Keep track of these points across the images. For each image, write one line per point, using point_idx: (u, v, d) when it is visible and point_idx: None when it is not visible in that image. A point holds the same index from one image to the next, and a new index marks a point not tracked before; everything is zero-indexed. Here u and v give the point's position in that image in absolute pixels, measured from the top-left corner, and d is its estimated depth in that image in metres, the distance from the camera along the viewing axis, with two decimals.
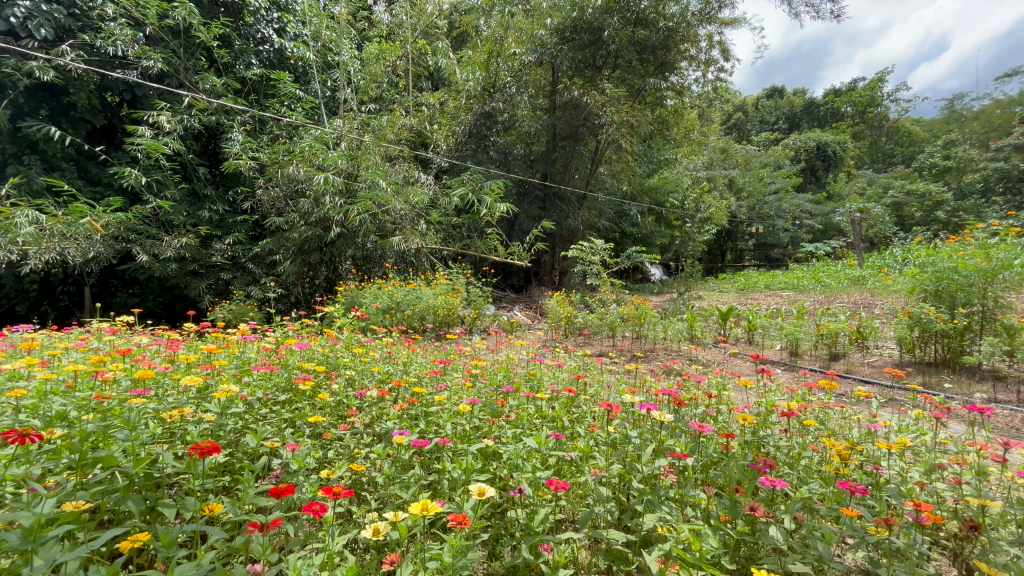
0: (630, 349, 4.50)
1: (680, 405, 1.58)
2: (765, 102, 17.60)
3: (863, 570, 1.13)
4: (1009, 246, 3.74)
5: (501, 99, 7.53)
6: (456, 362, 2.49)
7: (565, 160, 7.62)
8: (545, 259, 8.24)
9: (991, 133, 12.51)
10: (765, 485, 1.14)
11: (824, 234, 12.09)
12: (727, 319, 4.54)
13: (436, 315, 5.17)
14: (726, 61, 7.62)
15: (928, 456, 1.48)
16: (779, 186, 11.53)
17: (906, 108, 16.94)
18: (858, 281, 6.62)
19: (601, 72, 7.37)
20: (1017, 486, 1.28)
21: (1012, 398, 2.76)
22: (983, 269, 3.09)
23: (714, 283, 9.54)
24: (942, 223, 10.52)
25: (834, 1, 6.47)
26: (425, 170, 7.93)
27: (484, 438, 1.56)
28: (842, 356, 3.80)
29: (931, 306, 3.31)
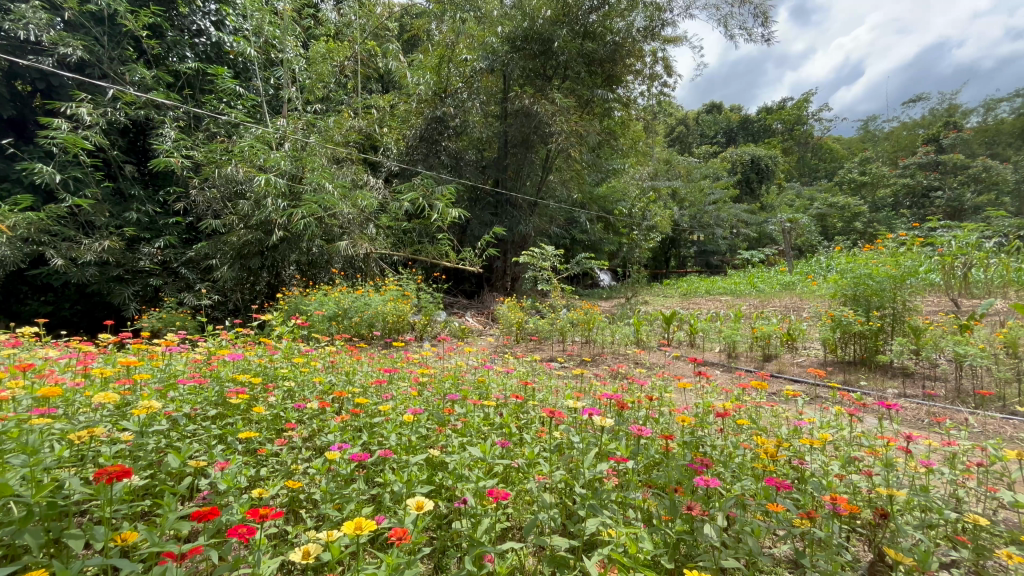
0: (579, 353, 4.59)
1: (621, 408, 1.63)
2: (704, 116, 18.46)
3: (790, 561, 1.19)
4: (914, 256, 4.14)
5: (453, 105, 7.42)
6: (403, 370, 2.44)
7: (516, 167, 7.66)
8: (497, 265, 8.28)
9: (899, 152, 13.81)
10: (700, 484, 1.18)
11: (759, 242, 12.90)
12: (671, 323, 4.72)
13: (385, 322, 5.04)
14: (669, 76, 7.98)
15: (846, 450, 1.59)
16: (718, 197, 12.16)
17: (828, 127, 18.39)
18: (788, 286, 7.09)
19: (550, 82, 7.52)
20: (920, 474, 1.41)
21: (918, 393, 3.04)
22: (894, 275, 3.41)
23: (659, 288, 9.91)
24: (859, 234, 11.49)
25: (765, 26, 6.94)
26: (373, 174, 7.74)
27: (429, 448, 1.53)
28: (774, 356, 4.05)
29: (850, 309, 3.59)
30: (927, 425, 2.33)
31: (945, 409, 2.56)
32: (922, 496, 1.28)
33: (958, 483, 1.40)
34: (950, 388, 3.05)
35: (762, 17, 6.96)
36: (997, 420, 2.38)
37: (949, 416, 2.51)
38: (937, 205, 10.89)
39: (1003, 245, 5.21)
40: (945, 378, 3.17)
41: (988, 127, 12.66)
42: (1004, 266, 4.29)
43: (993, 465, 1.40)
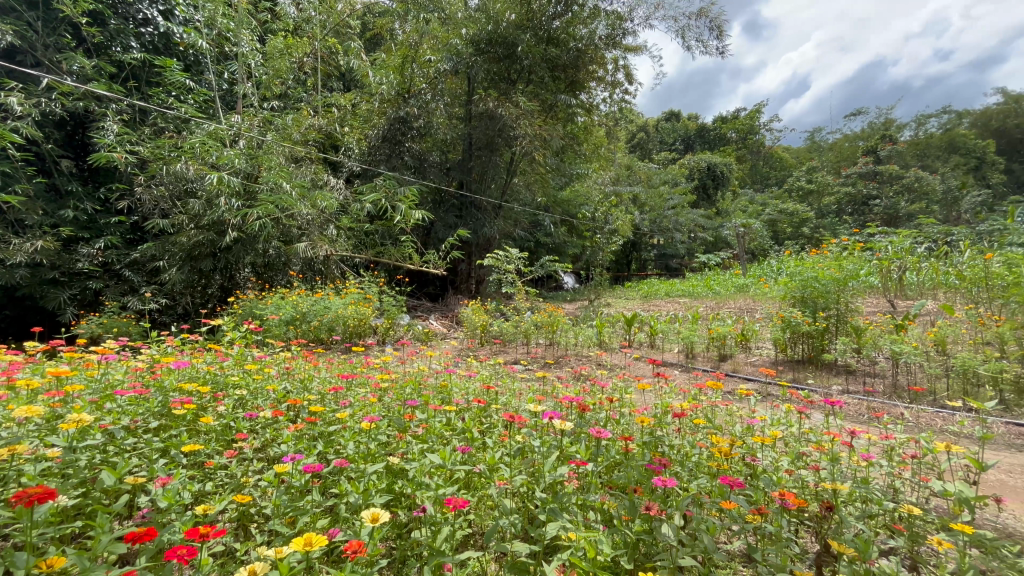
0: (543, 356, 4.62)
1: (583, 410, 1.64)
2: (664, 124, 18.95)
3: (744, 557, 1.23)
4: (854, 260, 4.41)
5: (417, 105, 7.23)
6: (362, 376, 2.37)
7: (481, 169, 7.62)
8: (462, 268, 8.23)
9: (842, 162, 14.67)
10: (657, 485, 1.20)
11: (715, 246, 13.37)
12: (632, 325, 4.81)
13: (345, 326, 4.90)
14: (630, 84, 8.18)
15: (795, 446, 1.66)
16: (676, 202, 12.55)
17: (778, 137, 19.35)
18: (742, 289, 7.38)
19: (514, 85, 7.55)
20: (863, 467, 1.49)
21: (860, 389, 3.22)
22: (837, 278, 3.61)
23: (621, 290, 10.13)
24: (807, 239, 12.12)
25: (719, 39, 7.23)
26: (334, 174, 7.53)
27: (388, 456, 1.50)
28: (729, 356, 4.20)
29: (799, 310, 3.78)
30: (868, 420, 2.47)
31: (883, 404, 2.72)
32: (864, 488, 1.35)
33: (896, 474, 1.50)
34: (889, 384, 3.24)
35: (717, 30, 7.24)
36: (930, 413, 2.55)
37: (888, 410, 2.67)
38: (876, 212, 11.65)
39: (933, 250, 5.62)
40: (883, 375, 3.39)
41: (919, 141, 13.64)
42: (933, 270, 4.63)
43: (927, 456, 1.49)
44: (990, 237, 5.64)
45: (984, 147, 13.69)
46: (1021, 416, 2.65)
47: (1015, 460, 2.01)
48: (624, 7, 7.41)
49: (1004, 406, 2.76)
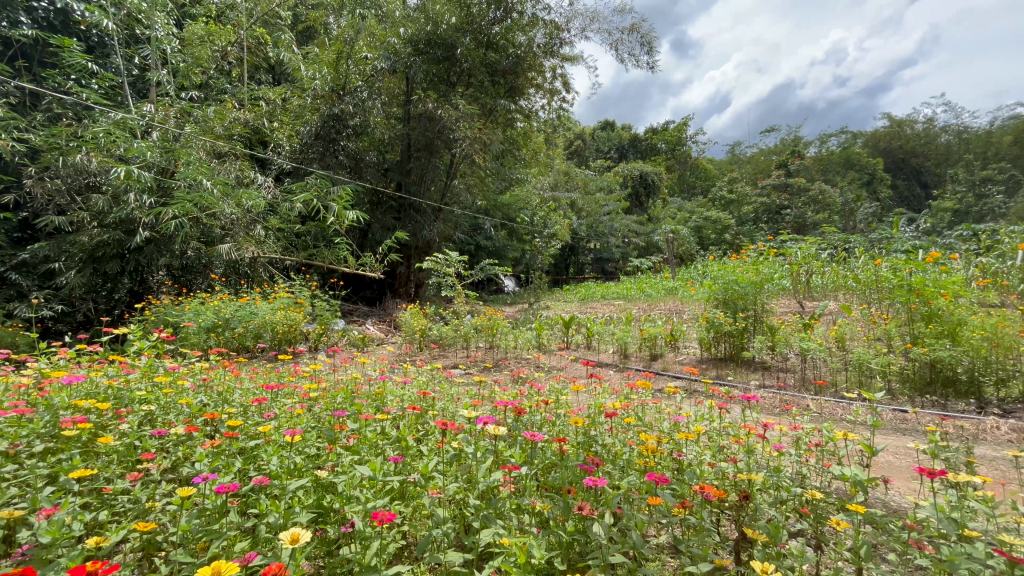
0: (482, 359, 4.62)
1: (518, 413, 1.65)
2: (600, 132, 19.57)
3: (670, 550, 1.30)
4: (768, 264, 4.80)
5: (352, 102, 6.96)
6: (289, 386, 2.25)
7: (421, 171, 7.49)
8: (401, 271, 8.02)
9: (758, 174, 15.93)
10: (588, 485, 1.23)
11: (647, 251, 14.04)
12: (570, 327, 4.94)
13: (273, 333, 4.63)
14: (567, 92, 8.40)
15: (717, 440, 1.76)
16: (611, 208, 13.05)
17: (702, 149, 20.69)
18: (671, 292, 7.80)
19: (454, 88, 7.50)
20: (774, 457, 1.61)
21: (774, 383, 3.51)
22: (754, 281, 3.90)
23: (560, 293, 10.35)
24: (728, 245, 13.05)
25: (650, 54, 7.61)
26: (261, 172, 7.11)
27: (316, 469, 1.43)
28: (660, 355, 4.43)
29: (721, 312, 4.05)
30: (780, 412, 2.69)
31: (793, 397, 2.98)
32: (775, 477, 1.46)
33: (802, 461, 1.63)
34: (799, 378, 3.56)
35: (648, 47, 7.63)
36: (832, 403, 2.83)
37: (797, 402, 2.93)
38: (787, 221, 12.77)
39: (834, 256, 6.25)
40: (793, 370, 3.71)
41: (822, 157, 15.11)
42: (834, 274, 5.15)
43: (828, 443, 1.64)
44: (880, 245, 6.36)
45: (874, 164, 15.44)
46: (903, 402, 3.01)
47: (899, 443, 2.28)
48: (561, 18, 7.61)
49: (891, 394, 3.13)
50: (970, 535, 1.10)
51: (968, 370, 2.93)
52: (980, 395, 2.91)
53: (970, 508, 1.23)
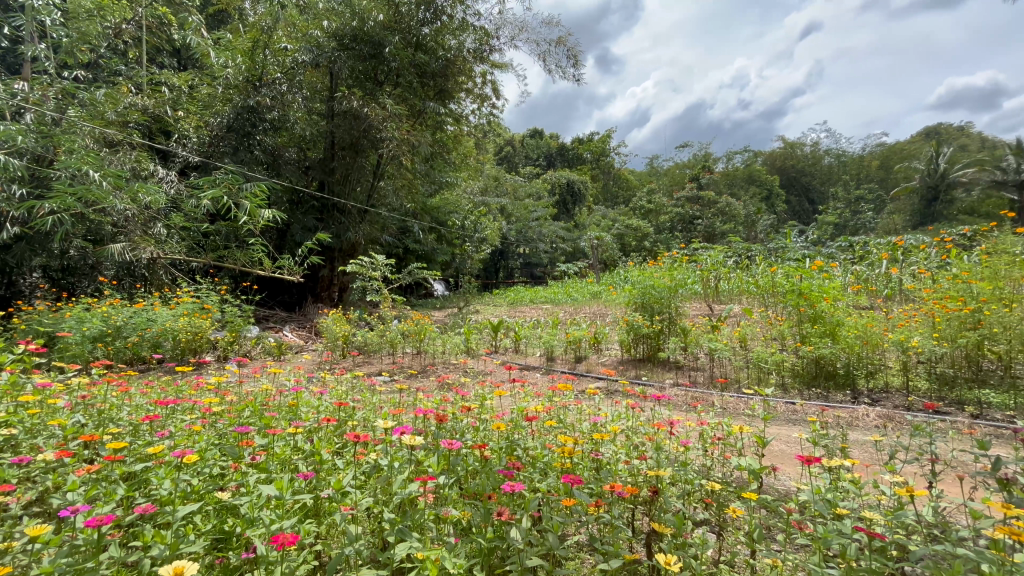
0: (408, 366, 4.51)
1: (439, 421, 1.62)
2: (529, 140, 19.88)
3: (587, 547, 1.34)
4: (681, 270, 5.14)
5: (269, 95, 6.51)
6: (188, 401, 2.05)
7: (345, 171, 7.17)
8: (323, 274, 7.61)
9: (674, 186, 17.06)
10: (506, 490, 1.22)
11: (574, 256, 14.49)
12: (498, 331, 4.97)
13: (175, 342, 4.22)
14: (497, 98, 8.47)
15: (632, 438, 1.84)
16: (540, 214, 13.32)
17: (624, 161, 21.78)
18: (596, 296, 8.11)
19: (381, 87, 7.33)
20: (682, 452, 1.72)
21: (687, 382, 3.75)
22: (669, 285, 4.17)
23: (489, 298, 10.39)
24: (648, 251, 13.83)
25: (576, 67, 7.90)
26: (162, 165, 6.43)
27: (216, 492, 1.31)
28: (584, 357, 4.59)
29: (640, 315, 4.28)
30: (688, 408, 2.90)
31: (701, 394, 3.22)
32: (683, 470, 1.55)
33: (707, 454, 1.76)
34: (708, 376, 3.84)
35: (574, 60, 7.91)
36: (735, 398, 3.09)
37: (705, 399, 3.16)
38: (699, 230, 13.79)
39: (738, 262, 6.84)
40: (703, 368, 4.01)
41: (729, 173, 16.53)
42: (738, 279, 5.63)
43: (729, 437, 1.78)
44: (776, 254, 7.06)
45: (771, 181, 17.15)
46: (794, 395, 3.37)
47: (788, 432, 2.54)
48: (491, 25, 7.67)
49: (784, 388, 3.48)
50: (841, 513, 1.24)
51: (845, 364, 3.33)
52: (854, 386, 3.32)
53: (842, 489, 1.39)
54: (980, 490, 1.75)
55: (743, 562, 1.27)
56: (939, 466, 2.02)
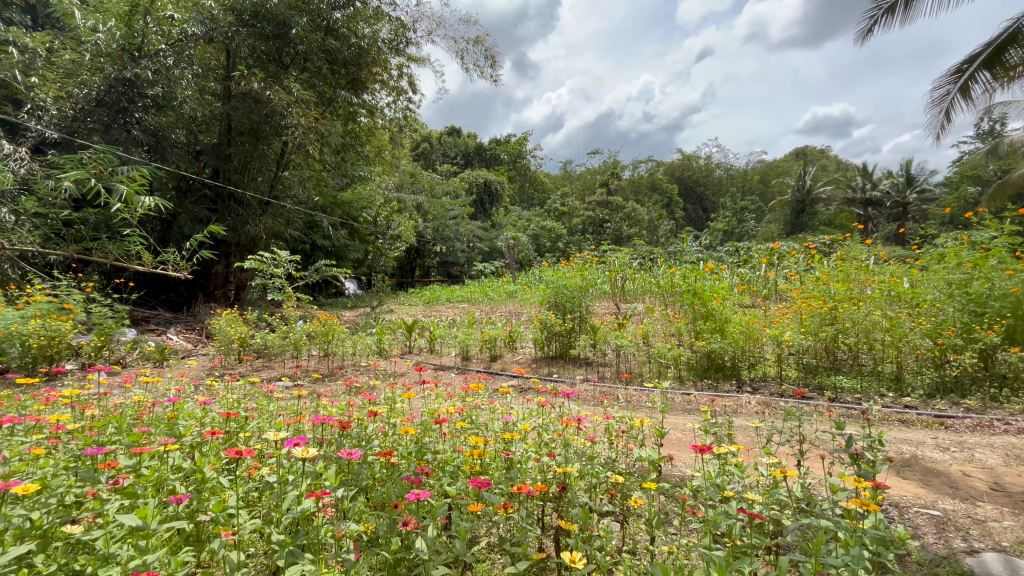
0: (314, 370, 4.25)
1: (344, 429, 1.53)
2: (446, 137, 19.58)
3: (497, 547, 1.34)
4: (590, 271, 5.40)
5: (151, 67, 5.71)
6: (33, 419, 1.72)
7: (243, 158, 6.56)
8: (216, 270, 6.93)
9: (586, 192, 17.82)
10: (411, 499, 1.17)
11: (490, 256, 14.58)
12: (412, 332, 4.84)
13: (24, 348, 3.59)
14: (413, 92, 8.26)
15: (543, 434, 1.86)
16: (457, 212, 13.22)
17: (540, 164, 22.27)
18: (511, 295, 8.25)
19: (287, 71, 6.77)
20: (590, 447, 1.77)
21: (595, 377, 3.94)
22: (579, 284, 4.34)
23: (404, 296, 10.14)
24: (561, 252, 14.33)
25: (494, 67, 7.94)
26: (9, 139, 5.41)
27: (66, 526, 1.12)
28: (499, 356, 4.63)
29: (553, 313, 4.41)
30: (596, 404, 3.05)
31: (608, 389, 3.39)
32: (590, 465, 1.59)
33: (612, 447, 1.84)
34: (615, 371, 4.07)
35: (491, 60, 7.93)
36: (637, 391, 3.30)
37: (611, 393, 3.34)
38: (608, 232, 14.55)
39: (642, 264, 7.29)
40: (610, 363, 4.23)
41: (635, 180, 17.64)
42: (642, 279, 6.03)
43: (631, 430, 1.87)
44: (674, 257, 7.64)
45: (671, 190, 18.56)
46: (688, 386, 3.67)
47: (683, 421, 2.76)
48: (408, 17, 7.45)
49: (680, 380, 3.78)
50: (727, 495, 1.36)
51: (731, 357, 3.69)
52: (738, 376, 3.69)
53: (728, 473, 1.53)
54: (835, 464, 2.02)
55: (642, 548, 1.35)
56: (804, 445, 2.32)
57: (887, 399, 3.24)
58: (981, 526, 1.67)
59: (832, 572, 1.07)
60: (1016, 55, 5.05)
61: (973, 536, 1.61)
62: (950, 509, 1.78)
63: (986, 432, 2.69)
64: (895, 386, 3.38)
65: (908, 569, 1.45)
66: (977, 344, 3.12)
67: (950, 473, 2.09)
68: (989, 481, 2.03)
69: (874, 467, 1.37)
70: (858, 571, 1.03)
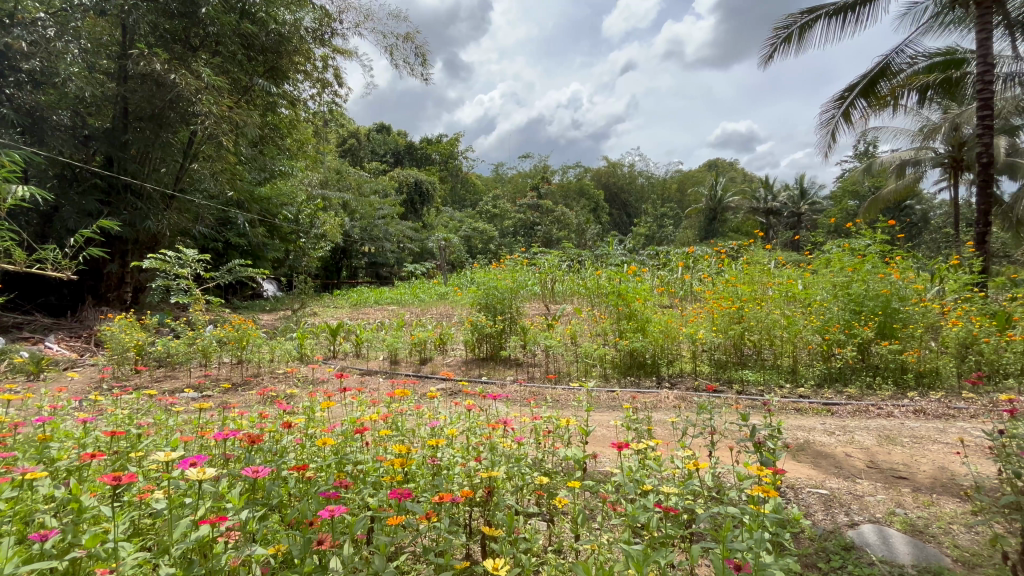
0: (226, 379, 3.92)
1: (253, 443, 1.42)
2: (375, 134, 18.89)
3: (422, 557, 1.32)
4: (520, 272, 5.45)
5: (26, 37, 5.01)
6: None
7: (142, 147, 5.88)
8: (109, 270, 6.20)
9: (517, 195, 18.00)
10: (325, 515, 1.10)
11: (421, 256, 14.28)
12: (337, 335, 4.60)
13: None
14: (339, 86, 7.90)
15: (470, 437, 1.83)
16: (386, 212, 12.79)
17: (472, 165, 22.17)
18: (442, 296, 8.14)
19: (195, 53, 6.17)
20: (516, 448, 1.77)
21: (526, 378, 3.99)
22: (509, 286, 4.37)
23: (328, 298, 9.65)
24: (493, 254, 14.41)
25: (425, 66, 7.79)
26: None
27: None
28: (429, 359, 4.54)
29: (483, 315, 4.40)
30: (524, 404, 3.08)
31: (538, 389, 3.44)
32: (516, 466, 1.60)
33: (539, 446, 1.86)
34: (544, 371, 4.14)
35: (422, 58, 7.78)
36: (564, 391, 3.38)
37: (539, 393, 3.39)
38: (538, 235, 14.85)
39: (571, 265, 7.49)
40: (539, 363, 4.30)
41: (564, 185, 18.13)
42: (570, 281, 6.21)
43: (557, 430, 1.89)
44: (601, 259, 7.94)
45: (598, 196, 19.29)
46: (612, 384, 3.83)
47: (607, 418, 2.88)
48: (333, 7, 7.13)
49: (605, 378, 3.93)
50: (646, 489, 1.42)
51: (651, 355, 3.89)
52: (658, 372, 3.91)
53: (648, 466, 1.59)
54: (742, 453, 2.19)
55: (567, 546, 1.38)
56: (715, 436, 2.49)
57: (785, 390, 3.59)
58: (859, 500, 1.89)
59: (739, 557, 1.15)
60: (885, 87, 5.89)
61: (853, 510, 1.81)
62: (835, 488, 1.99)
63: (864, 416, 3.06)
64: (791, 377, 3.75)
65: (801, 545, 1.60)
66: (856, 338, 3.55)
67: (835, 455, 2.35)
68: (865, 460, 2.30)
69: (773, 454, 1.49)
70: (761, 553, 1.12)
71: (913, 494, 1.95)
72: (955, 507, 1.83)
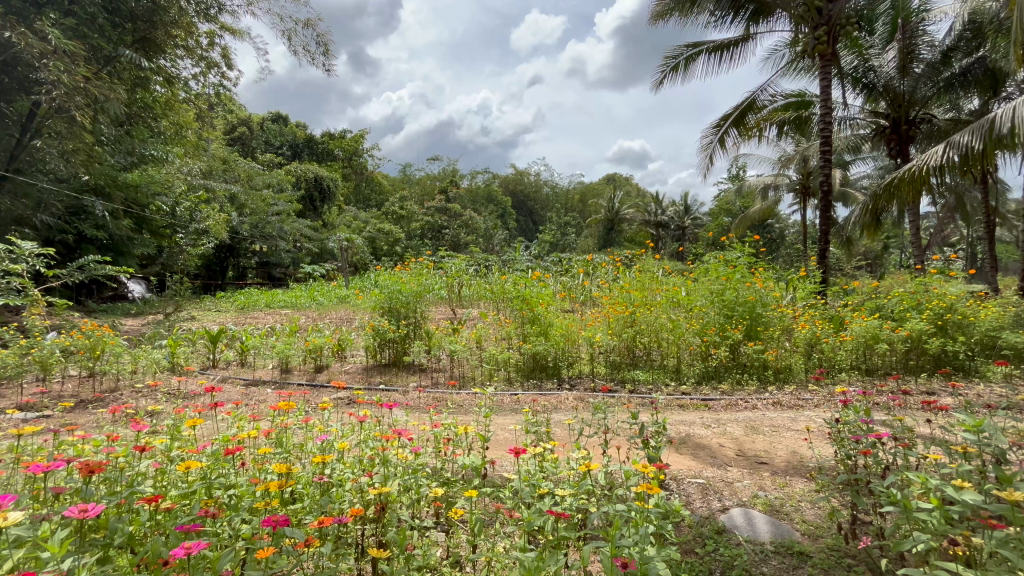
0: (72, 396, 3.32)
1: (93, 474, 1.21)
2: (270, 124, 17.40)
3: None
4: (426, 276, 5.33)
5: None
6: None
7: None
8: None
9: (425, 198, 17.72)
10: (179, 554, 0.96)
11: (319, 257, 13.43)
12: (217, 343, 4.14)
13: None
14: (227, 68, 7.16)
15: (364, 449, 1.72)
16: (281, 208, 11.82)
17: (377, 164, 21.34)
18: (343, 300, 7.69)
19: (40, 10, 5.16)
20: (412, 459, 1.70)
21: (429, 383, 3.90)
22: (413, 290, 4.24)
23: (210, 301, 8.66)
24: (398, 256, 14.02)
25: (327, 56, 7.35)
26: None
27: None
28: (326, 366, 4.26)
29: (387, 320, 4.23)
30: (425, 411, 3.01)
31: (441, 394, 3.40)
32: (411, 479, 1.53)
33: (438, 455, 1.80)
34: (448, 376, 4.07)
35: (323, 48, 7.32)
36: (467, 396, 3.36)
37: (443, 399, 3.35)
38: (445, 239, 14.76)
39: (478, 269, 7.51)
40: (444, 368, 4.24)
41: (472, 190, 18.21)
42: (476, 286, 6.21)
43: (455, 438, 1.86)
44: (506, 265, 8.05)
45: (506, 203, 19.66)
46: (515, 387, 3.89)
47: (508, 422, 2.92)
48: None
49: (509, 381, 3.98)
50: (541, 493, 1.44)
51: (553, 358, 4.02)
52: (559, 374, 4.05)
53: (543, 469, 1.61)
54: (631, 450, 2.33)
55: (462, 558, 1.35)
56: (608, 435, 2.63)
57: (670, 387, 3.91)
58: (730, 486, 2.10)
59: (626, 552, 1.19)
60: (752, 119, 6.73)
61: (724, 495, 2.01)
62: (710, 476, 2.20)
63: (734, 410, 3.43)
64: (675, 376, 4.09)
65: (681, 532, 1.75)
66: (727, 339, 3.98)
67: (711, 446, 2.60)
68: (735, 449, 2.58)
69: (657, 451, 1.60)
70: (645, 546, 1.18)
71: (772, 477, 2.22)
72: (803, 486, 2.11)
